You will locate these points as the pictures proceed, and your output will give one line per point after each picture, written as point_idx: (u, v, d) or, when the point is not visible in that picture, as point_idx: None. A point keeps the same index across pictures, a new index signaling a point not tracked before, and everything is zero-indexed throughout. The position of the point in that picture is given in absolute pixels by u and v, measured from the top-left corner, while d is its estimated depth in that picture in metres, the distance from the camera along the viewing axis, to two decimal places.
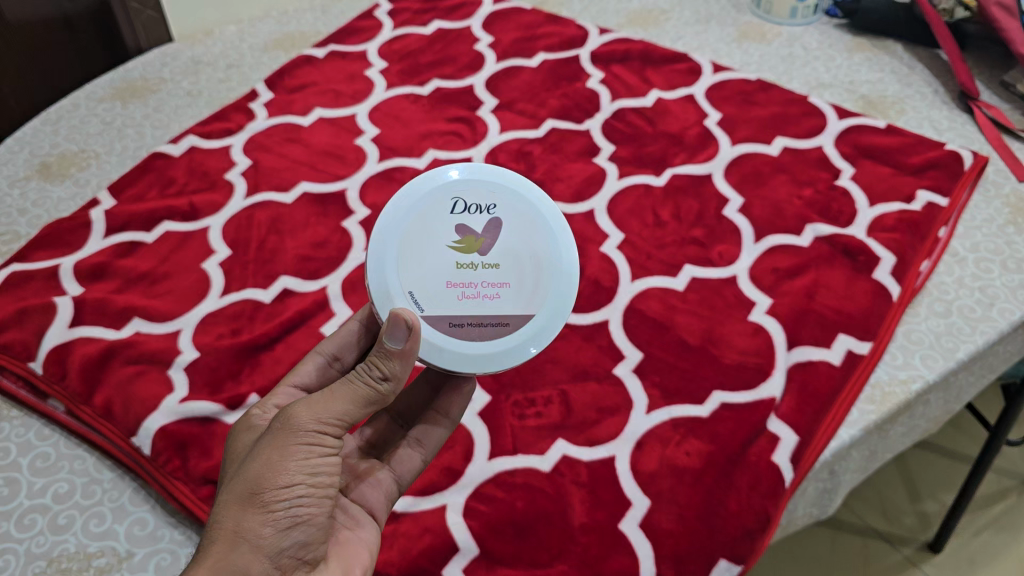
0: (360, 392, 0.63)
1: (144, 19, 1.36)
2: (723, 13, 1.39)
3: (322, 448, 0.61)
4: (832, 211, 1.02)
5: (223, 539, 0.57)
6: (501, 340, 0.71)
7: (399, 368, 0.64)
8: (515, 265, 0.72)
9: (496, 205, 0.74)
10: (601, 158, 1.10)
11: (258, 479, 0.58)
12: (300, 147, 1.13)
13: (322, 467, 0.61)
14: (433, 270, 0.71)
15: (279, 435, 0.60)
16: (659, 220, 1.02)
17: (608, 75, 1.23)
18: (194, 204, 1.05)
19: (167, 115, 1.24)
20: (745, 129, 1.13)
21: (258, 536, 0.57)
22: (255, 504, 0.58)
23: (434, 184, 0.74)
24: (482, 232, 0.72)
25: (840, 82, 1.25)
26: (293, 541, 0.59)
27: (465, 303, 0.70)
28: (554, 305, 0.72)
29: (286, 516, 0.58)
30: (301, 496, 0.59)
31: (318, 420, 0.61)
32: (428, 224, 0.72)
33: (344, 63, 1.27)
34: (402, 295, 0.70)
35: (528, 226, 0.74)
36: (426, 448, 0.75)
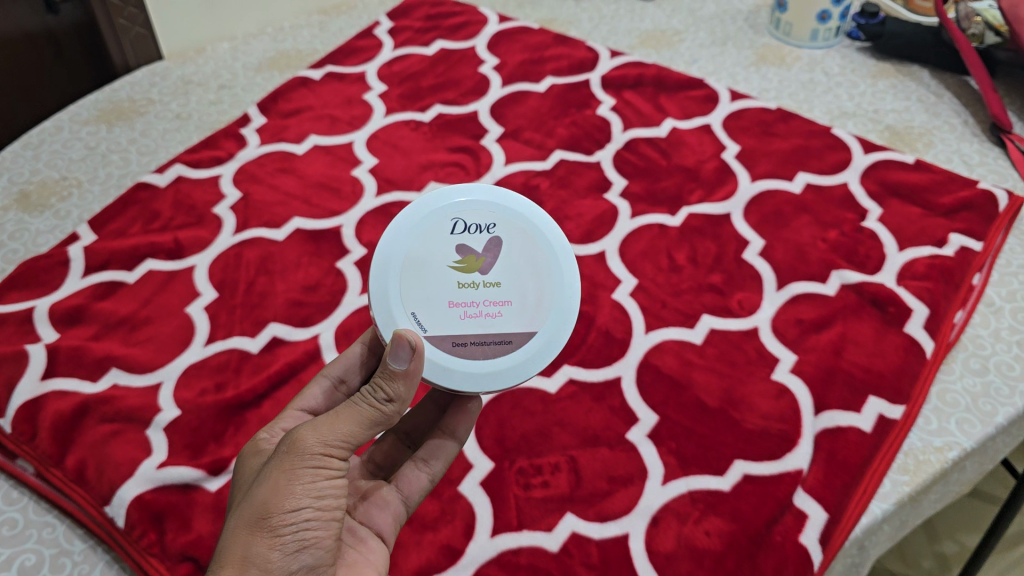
0: (367, 413, 0.60)
1: (132, 36, 1.29)
2: (740, 34, 1.32)
3: (329, 470, 0.58)
4: (859, 256, 0.96)
5: (231, 564, 0.55)
6: (505, 360, 0.67)
7: (403, 388, 0.61)
8: (517, 283, 0.68)
9: (496, 224, 0.71)
10: (612, 194, 1.04)
11: (264, 504, 0.56)
12: (293, 178, 1.07)
13: (329, 491, 0.58)
14: (434, 290, 0.67)
15: (284, 459, 0.58)
16: (674, 264, 0.95)
17: (619, 102, 1.17)
18: (179, 241, 0.99)
19: (154, 140, 1.17)
20: (765, 164, 1.06)
21: (266, 562, 0.55)
22: (262, 529, 0.56)
23: (434, 205, 0.71)
24: (482, 251, 0.69)
25: (864, 111, 1.19)
26: (301, 564, 0.57)
27: (467, 323, 0.67)
28: (557, 322, 0.69)
29: (293, 540, 0.56)
30: (308, 519, 0.57)
31: (325, 442, 0.58)
32: (427, 245, 0.69)
33: (341, 86, 1.20)
34: (404, 317, 0.66)
35: (530, 245, 0.70)
36: (434, 468, 0.71)
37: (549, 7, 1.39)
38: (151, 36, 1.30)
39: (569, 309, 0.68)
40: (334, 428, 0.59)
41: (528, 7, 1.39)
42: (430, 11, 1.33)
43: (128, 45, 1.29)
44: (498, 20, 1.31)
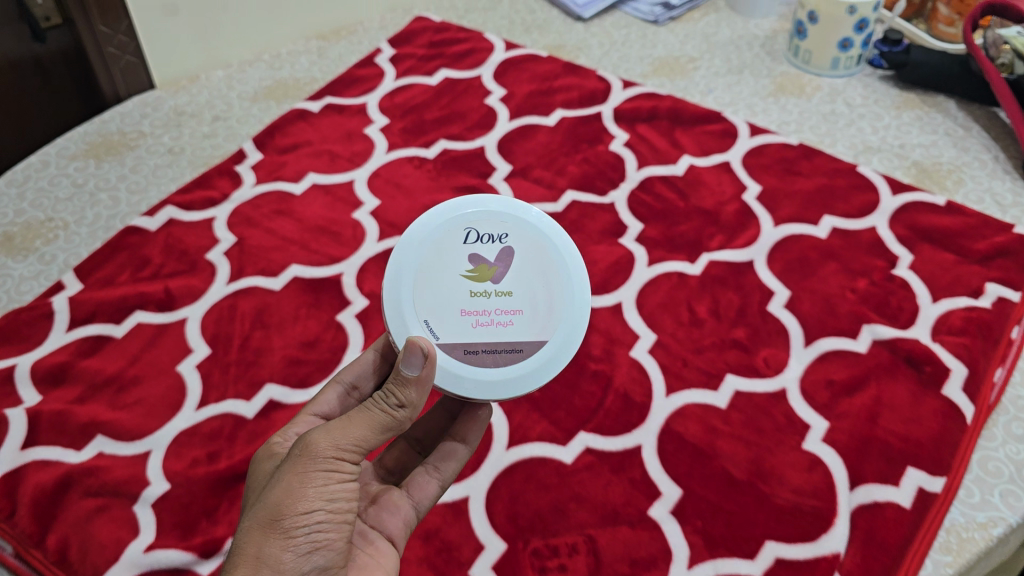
0: (379, 417, 0.58)
1: (122, 66, 1.22)
2: (757, 62, 1.27)
3: (342, 473, 0.56)
4: (890, 308, 0.91)
5: (243, 566, 0.52)
6: (516, 371, 0.64)
7: (415, 394, 0.60)
8: (529, 292, 0.66)
9: (508, 233, 0.68)
10: (627, 238, 0.98)
11: (277, 506, 0.53)
12: (290, 221, 1.01)
13: (342, 493, 0.56)
14: (445, 299, 0.64)
15: (296, 461, 0.55)
16: (695, 317, 0.90)
17: (633, 136, 1.11)
18: (170, 291, 0.93)
19: (145, 177, 1.12)
20: (789, 206, 1.01)
21: (278, 564, 0.52)
22: (274, 531, 0.53)
23: (445, 213, 0.68)
24: (494, 261, 0.66)
25: (890, 145, 1.13)
26: (314, 566, 0.54)
27: (479, 331, 0.64)
28: (570, 330, 0.66)
29: (306, 541, 0.53)
30: (321, 522, 0.54)
31: (338, 444, 0.56)
32: (438, 253, 0.66)
33: (341, 119, 1.15)
34: (416, 325, 0.64)
35: (542, 254, 0.67)
36: (445, 474, 0.69)
37: (557, 32, 1.33)
38: (143, 64, 1.24)
39: (581, 319, 0.66)
40: (346, 431, 0.57)
41: (535, 32, 1.33)
42: (433, 36, 1.28)
43: (118, 75, 1.23)
44: (505, 48, 1.25)
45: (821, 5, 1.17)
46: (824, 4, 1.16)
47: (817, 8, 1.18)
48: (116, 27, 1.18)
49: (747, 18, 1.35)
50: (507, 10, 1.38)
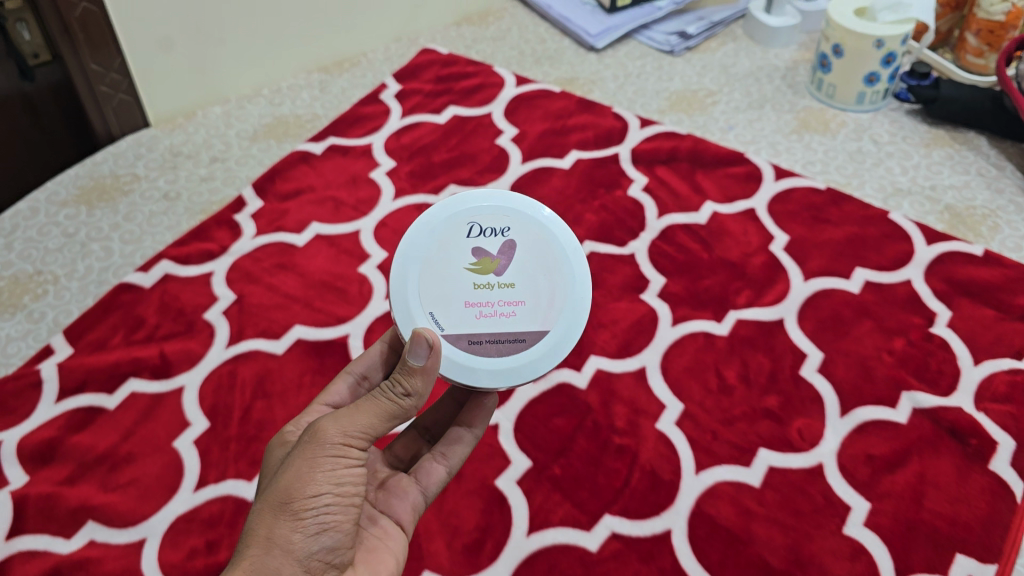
0: (385, 404, 0.60)
1: (115, 104, 1.16)
2: (778, 95, 1.22)
3: (350, 458, 0.58)
4: (931, 371, 0.85)
5: (256, 545, 0.54)
6: (518, 359, 0.66)
7: (421, 383, 0.61)
8: (532, 284, 0.67)
9: (511, 226, 0.69)
10: (649, 294, 0.93)
11: (286, 488, 0.55)
12: (293, 276, 0.96)
13: (349, 477, 0.57)
14: (450, 291, 0.66)
15: (305, 446, 0.57)
16: (724, 384, 0.85)
17: (652, 180, 1.06)
18: (166, 356, 0.88)
19: (140, 225, 1.06)
20: (819, 258, 0.96)
21: (288, 543, 0.54)
22: (284, 512, 0.54)
23: (448, 208, 0.69)
24: (498, 253, 0.68)
25: (920, 187, 1.08)
26: (322, 547, 0.56)
27: (482, 323, 0.66)
28: (572, 320, 0.67)
29: (314, 523, 0.55)
30: (329, 505, 0.56)
31: (345, 429, 0.58)
32: (442, 248, 0.67)
33: (345, 161, 1.09)
34: (421, 317, 0.66)
35: (544, 247, 0.69)
36: (451, 461, 0.70)
37: (569, 64, 1.28)
38: (137, 102, 1.17)
39: (582, 308, 0.67)
40: (353, 417, 0.59)
41: (546, 63, 1.28)
42: (441, 71, 1.23)
43: (111, 114, 1.16)
44: (516, 83, 1.21)
45: (846, 39, 1.11)
46: (851, 38, 1.11)
47: (843, 41, 1.12)
48: (109, 64, 1.12)
49: (766, 48, 1.30)
50: (517, 40, 1.34)
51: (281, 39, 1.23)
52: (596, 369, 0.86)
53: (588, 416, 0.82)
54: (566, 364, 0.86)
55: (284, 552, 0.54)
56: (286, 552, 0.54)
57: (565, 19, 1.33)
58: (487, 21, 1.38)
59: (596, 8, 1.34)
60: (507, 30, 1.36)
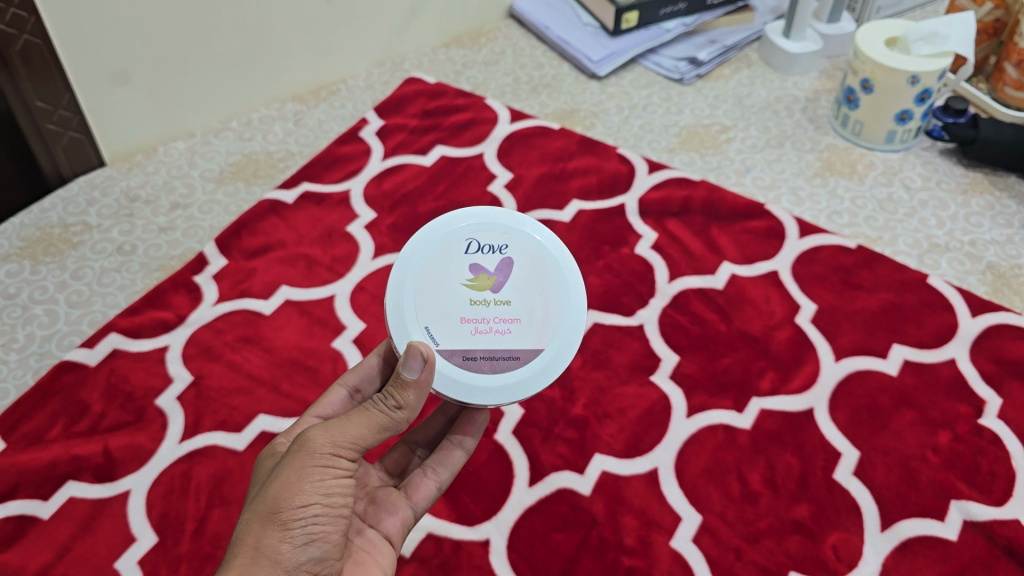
0: (374, 417, 0.62)
1: (64, 143, 1.02)
2: (798, 131, 1.11)
3: (338, 469, 0.59)
4: (982, 475, 0.75)
5: (245, 555, 0.55)
6: (512, 378, 0.65)
7: (413, 397, 0.62)
8: (528, 301, 0.67)
9: (509, 244, 0.69)
10: (661, 376, 0.82)
11: (276, 498, 0.56)
12: (259, 352, 0.85)
13: (337, 489, 0.59)
14: (445, 304, 0.66)
15: (294, 456, 0.58)
16: (748, 490, 0.74)
17: (663, 235, 0.95)
18: (111, 453, 0.77)
19: (89, 284, 0.94)
20: (851, 332, 0.85)
21: (276, 553, 0.55)
22: (272, 522, 0.56)
23: (446, 226, 0.69)
24: (494, 270, 0.67)
25: (959, 242, 0.97)
26: (310, 557, 0.57)
27: (477, 338, 0.65)
28: (567, 338, 0.67)
29: (302, 533, 0.56)
30: (317, 515, 0.57)
31: (334, 441, 0.59)
32: (439, 265, 0.67)
33: (320, 211, 0.98)
34: (417, 331, 0.65)
35: (540, 265, 0.68)
36: (443, 476, 0.69)
37: (568, 93, 1.17)
38: (90, 139, 1.04)
39: (576, 325, 0.67)
40: (343, 428, 0.60)
41: (543, 92, 1.17)
42: (427, 104, 1.12)
43: (60, 154, 1.03)
44: (510, 119, 1.10)
45: (877, 73, 0.99)
46: (882, 73, 0.98)
47: (873, 76, 1.00)
48: (57, 101, 0.98)
49: (784, 76, 1.18)
50: (511, 64, 1.22)
51: (251, 67, 1.11)
52: (601, 471, 0.75)
53: (593, 530, 0.72)
54: (567, 464, 0.76)
55: (273, 562, 0.55)
56: (275, 561, 0.55)
57: (564, 42, 1.21)
58: (479, 42, 1.26)
59: (598, 29, 1.23)
60: (501, 53, 1.24)
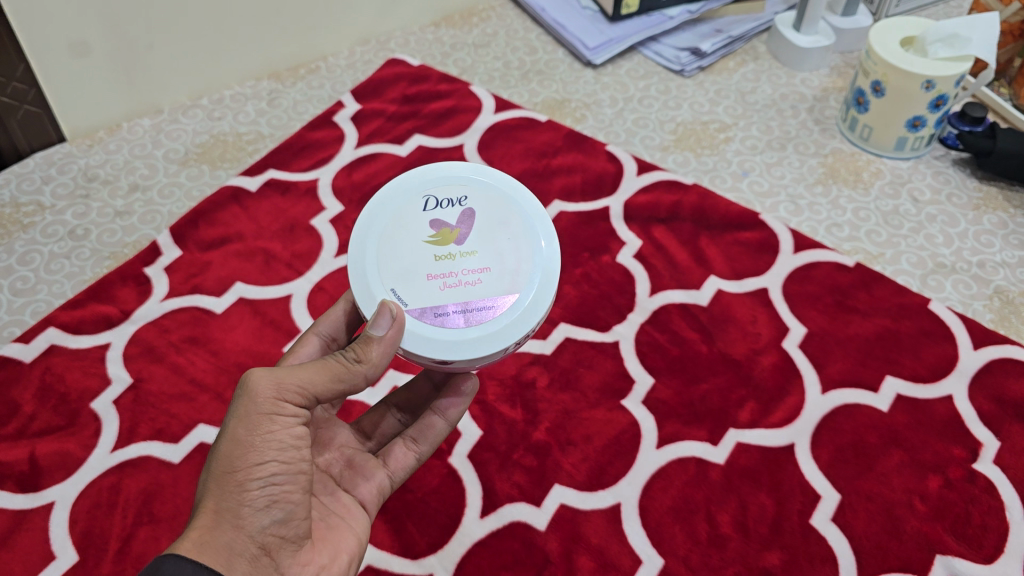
0: (332, 366, 0.56)
1: (20, 117, 0.95)
2: (803, 133, 1.03)
3: (289, 418, 0.54)
4: (972, 527, 0.69)
5: (205, 519, 0.51)
6: (490, 329, 0.57)
7: (377, 354, 0.56)
8: (496, 249, 0.60)
9: (470, 195, 0.62)
10: (632, 400, 0.77)
11: (228, 456, 0.52)
12: (205, 355, 0.79)
13: (293, 441, 0.54)
14: (409, 263, 0.59)
15: (239, 405, 0.53)
16: (716, 533, 0.69)
17: (647, 243, 0.89)
18: (37, 462, 0.72)
19: (35, 270, 0.89)
20: (842, 361, 0.79)
21: (236, 517, 0.51)
22: (228, 481, 0.52)
23: (403, 185, 0.62)
24: (457, 223, 0.60)
25: (967, 263, 0.89)
26: (274, 520, 0.53)
27: (447, 293, 0.58)
28: (544, 283, 0.59)
29: (262, 495, 0.52)
30: (276, 473, 0.53)
31: (282, 387, 0.54)
32: (399, 224, 0.60)
33: (284, 202, 0.92)
34: (383, 294, 0.58)
35: (506, 213, 0.61)
36: (423, 447, 0.65)
37: (560, 82, 1.10)
38: (47, 113, 0.97)
39: (552, 268, 0.59)
40: (292, 373, 0.54)
41: (534, 79, 1.10)
42: (408, 88, 1.05)
43: (16, 129, 0.96)
44: (494, 108, 1.03)
45: (889, 76, 0.91)
46: (895, 76, 0.91)
47: (885, 78, 0.92)
48: (10, 73, 0.91)
49: (793, 71, 1.11)
50: (502, 48, 1.15)
51: (224, 42, 1.03)
52: (559, 504, 0.70)
53: (545, 570, 0.67)
54: (523, 495, 0.71)
55: (235, 526, 0.51)
56: (237, 525, 0.51)
57: (560, 26, 1.14)
58: (471, 22, 1.19)
59: (597, 13, 1.15)
60: (493, 34, 1.17)
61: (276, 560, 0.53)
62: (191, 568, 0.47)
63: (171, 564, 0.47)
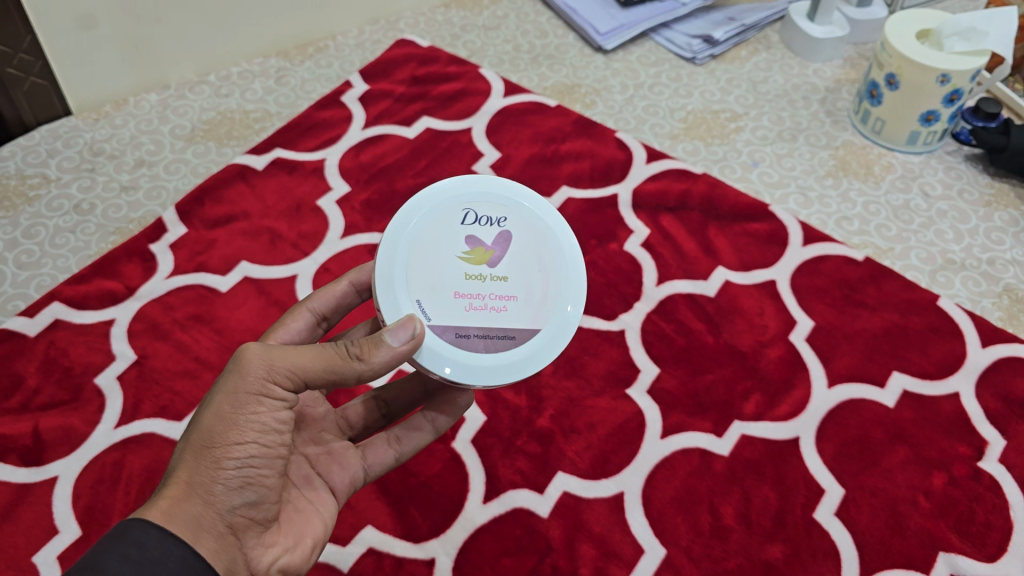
0: (333, 357, 0.54)
1: (27, 89, 0.94)
2: (814, 125, 1.02)
3: (276, 401, 0.54)
4: (975, 525, 0.69)
5: (176, 489, 0.51)
6: (505, 360, 0.57)
7: (382, 361, 0.54)
8: (526, 278, 0.59)
9: (509, 217, 0.61)
10: (638, 389, 0.76)
11: (210, 430, 0.52)
12: (210, 333, 0.79)
13: (276, 425, 0.54)
14: (439, 278, 0.57)
15: (228, 379, 0.53)
16: (719, 524, 0.68)
17: (655, 232, 0.88)
18: (41, 437, 0.72)
19: (40, 243, 0.88)
20: (849, 356, 0.79)
21: (208, 493, 0.51)
22: (206, 456, 0.51)
23: (444, 192, 0.60)
24: (493, 244, 0.59)
25: (976, 260, 0.89)
26: (245, 502, 0.52)
27: (473, 316, 0.57)
28: (566, 319, 0.59)
29: (236, 476, 0.52)
30: (254, 455, 0.53)
31: (274, 369, 0.53)
32: (434, 233, 0.59)
33: (290, 181, 0.92)
34: (407, 305, 0.57)
35: (541, 242, 0.60)
36: (405, 448, 0.65)
37: (570, 66, 1.09)
38: (54, 86, 0.96)
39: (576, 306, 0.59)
40: (287, 357, 0.54)
41: (544, 63, 1.09)
42: (416, 69, 1.04)
43: (22, 101, 0.95)
44: (503, 92, 1.02)
45: (904, 68, 0.90)
46: (910, 69, 0.90)
47: (899, 71, 0.91)
48: (17, 44, 0.90)
49: (805, 62, 1.10)
50: (512, 31, 1.14)
51: (233, 19, 1.02)
52: (562, 491, 0.70)
53: (547, 556, 0.67)
54: (526, 481, 0.71)
55: (206, 501, 0.51)
56: (208, 501, 0.51)
57: (571, 11, 1.13)
58: (481, 4, 1.17)
59: None
60: (504, 17, 1.16)
61: (241, 539, 0.53)
62: (157, 534, 0.47)
63: (137, 530, 0.47)
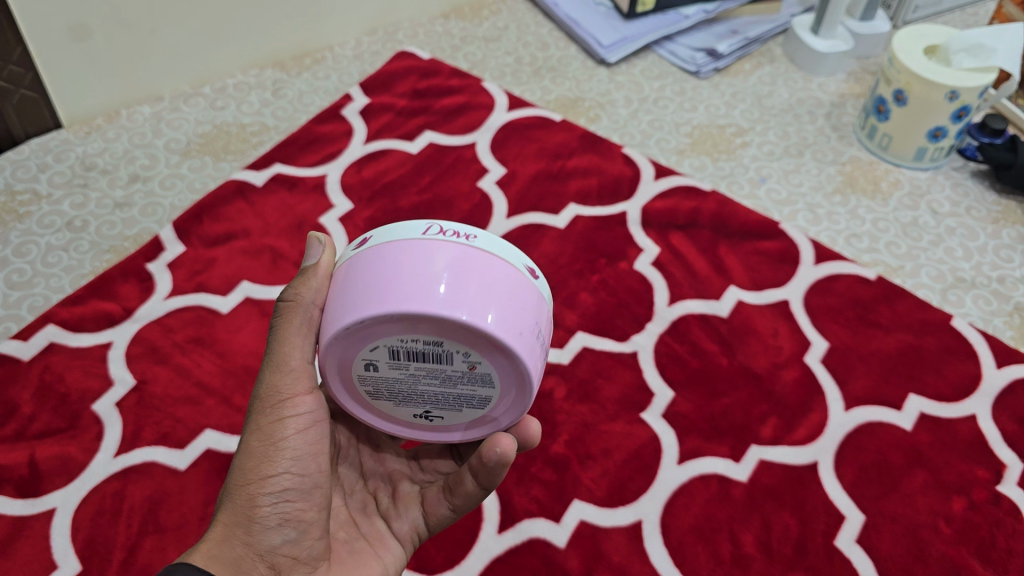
0: (303, 321, 0.52)
1: (15, 102, 0.91)
2: (820, 140, 1.02)
3: (298, 419, 0.52)
4: (997, 551, 0.68)
5: (217, 531, 0.50)
6: None
7: (314, 284, 0.52)
8: None
9: None
10: (653, 413, 0.75)
11: (242, 469, 0.51)
12: (212, 357, 0.77)
13: (308, 450, 0.52)
14: None
15: (253, 413, 0.52)
16: (740, 553, 0.67)
17: (665, 250, 0.87)
18: (37, 468, 0.69)
19: (32, 262, 0.85)
20: (865, 380, 0.78)
21: (247, 534, 0.50)
22: (240, 495, 0.50)
23: None
24: None
25: (987, 277, 0.88)
26: (286, 540, 0.51)
27: None
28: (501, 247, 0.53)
29: (272, 513, 0.50)
30: (289, 488, 0.51)
31: (287, 385, 0.52)
32: None
33: (291, 198, 0.90)
34: None
35: None
36: (455, 502, 0.57)
37: (574, 79, 1.07)
38: (44, 99, 0.93)
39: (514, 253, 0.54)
40: (282, 361, 0.52)
41: (546, 76, 1.08)
42: (418, 83, 1.03)
43: (11, 113, 0.92)
44: (507, 106, 1.00)
45: (912, 84, 0.89)
46: (918, 85, 0.88)
47: (907, 87, 0.90)
48: (6, 56, 0.86)
49: (810, 75, 1.09)
50: (513, 43, 1.12)
51: (231, 32, 1.00)
52: (579, 520, 0.68)
53: None
54: (542, 510, 0.69)
55: (245, 541, 0.50)
56: (247, 542, 0.50)
57: (573, 23, 1.11)
58: (481, 15, 1.16)
59: (612, 10, 1.13)
60: (504, 29, 1.14)
61: None
62: None
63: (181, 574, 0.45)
